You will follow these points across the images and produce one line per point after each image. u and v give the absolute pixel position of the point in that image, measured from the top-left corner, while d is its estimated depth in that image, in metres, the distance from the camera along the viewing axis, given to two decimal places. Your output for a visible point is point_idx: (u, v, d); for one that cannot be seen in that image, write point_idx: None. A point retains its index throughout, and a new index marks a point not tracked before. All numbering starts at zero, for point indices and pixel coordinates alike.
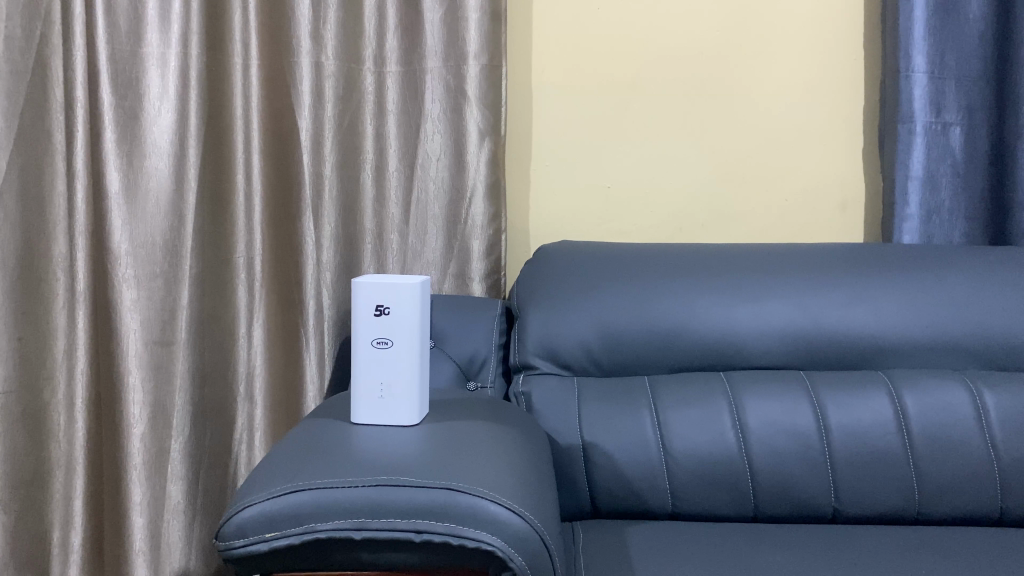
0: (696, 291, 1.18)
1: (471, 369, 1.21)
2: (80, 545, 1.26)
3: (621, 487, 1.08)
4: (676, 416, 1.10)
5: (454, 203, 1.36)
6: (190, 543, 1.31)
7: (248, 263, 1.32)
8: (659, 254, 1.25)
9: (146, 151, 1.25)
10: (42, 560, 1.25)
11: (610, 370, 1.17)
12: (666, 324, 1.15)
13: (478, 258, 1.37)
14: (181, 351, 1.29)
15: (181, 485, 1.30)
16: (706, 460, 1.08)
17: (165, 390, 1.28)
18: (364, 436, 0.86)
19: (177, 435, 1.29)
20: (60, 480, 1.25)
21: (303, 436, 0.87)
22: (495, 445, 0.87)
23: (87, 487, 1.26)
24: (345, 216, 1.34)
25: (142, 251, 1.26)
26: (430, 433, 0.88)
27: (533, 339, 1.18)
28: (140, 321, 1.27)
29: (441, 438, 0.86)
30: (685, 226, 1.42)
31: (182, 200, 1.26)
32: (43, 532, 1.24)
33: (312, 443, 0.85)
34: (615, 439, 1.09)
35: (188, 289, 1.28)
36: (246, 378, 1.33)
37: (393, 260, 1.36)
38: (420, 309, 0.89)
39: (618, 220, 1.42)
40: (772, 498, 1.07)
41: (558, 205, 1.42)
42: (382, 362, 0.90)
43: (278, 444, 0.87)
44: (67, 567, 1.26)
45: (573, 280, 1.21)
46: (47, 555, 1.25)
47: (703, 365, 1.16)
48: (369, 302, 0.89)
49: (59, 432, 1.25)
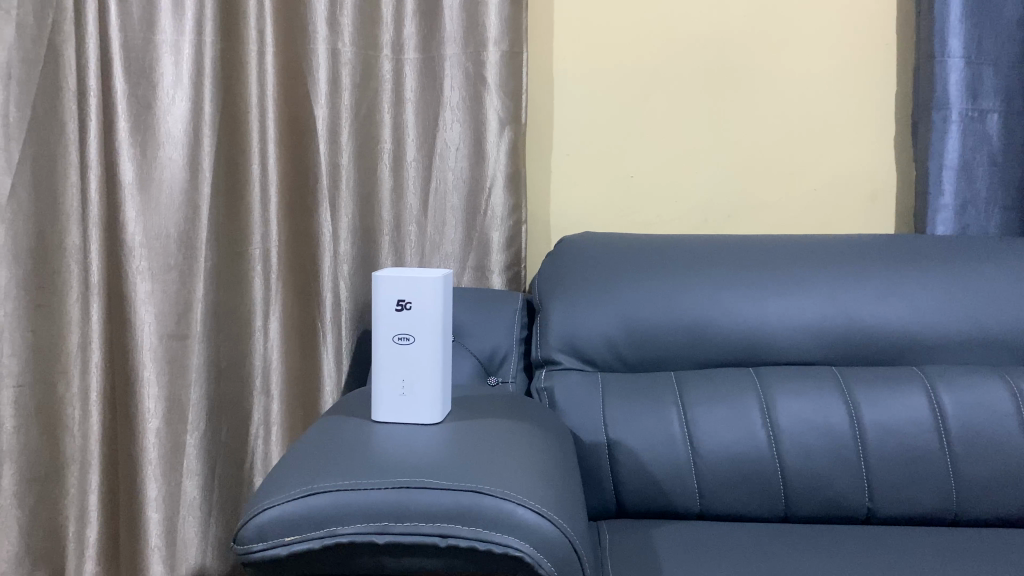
0: (724, 284, 1.14)
1: (491, 365, 1.18)
2: (95, 541, 1.25)
3: (648, 486, 1.05)
4: (704, 414, 1.07)
5: (473, 194, 1.33)
6: (206, 539, 1.31)
7: (264, 252, 1.30)
8: (685, 247, 1.21)
9: (160, 142, 1.23)
10: (57, 558, 1.23)
11: (634, 365, 1.14)
12: (692, 318, 1.12)
13: (498, 249, 1.34)
14: (196, 343, 1.27)
15: (196, 481, 1.28)
16: (736, 459, 1.05)
17: (180, 384, 1.27)
18: (385, 434, 0.83)
19: (192, 430, 1.28)
20: (75, 475, 1.24)
21: (322, 434, 0.85)
22: (520, 445, 0.84)
23: (102, 481, 1.25)
24: (362, 208, 1.31)
25: (156, 243, 1.24)
26: (452, 431, 0.85)
27: (555, 334, 1.15)
28: (156, 314, 1.25)
29: (465, 438, 0.84)
30: (710, 217, 1.39)
31: (196, 190, 1.24)
32: (58, 529, 1.23)
33: (330, 443, 0.82)
34: (641, 436, 1.06)
35: (203, 281, 1.27)
36: (262, 372, 1.32)
37: (412, 252, 1.34)
38: (442, 303, 0.85)
39: (640, 211, 1.39)
40: (804, 499, 1.04)
41: (580, 195, 1.39)
42: (403, 359, 0.86)
43: (293, 446, 0.84)
44: (82, 563, 1.24)
45: (596, 273, 1.17)
46: (63, 551, 1.23)
47: (731, 360, 1.13)
48: (389, 297, 0.84)
49: (74, 426, 1.23)
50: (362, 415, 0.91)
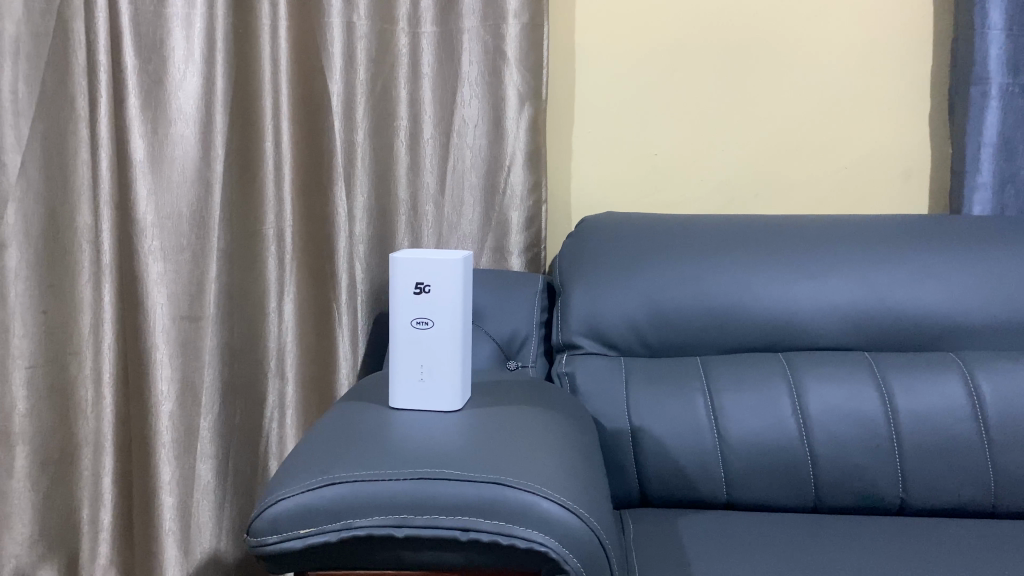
0: (752, 266, 1.10)
1: (510, 348, 1.15)
2: (109, 523, 1.24)
3: (673, 475, 1.02)
4: (731, 401, 1.04)
5: (492, 172, 1.30)
6: (220, 524, 1.30)
7: (278, 233, 1.27)
8: (712, 228, 1.17)
9: (171, 118, 1.19)
10: (72, 539, 1.23)
11: (659, 350, 1.10)
12: (719, 302, 1.08)
13: (516, 230, 1.31)
14: (209, 325, 1.25)
15: (210, 464, 1.27)
16: (765, 447, 1.01)
17: (193, 366, 1.25)
18: (402, 423, 0.80)
19: (206, 413, 1.26)
20: (87, 458, 1.23)
21: (338, 421, 0.82)
22: (543, 435, 0.81)
23: (117, 464, 1.24)
24: (377, 187, 1.28)
25: (168, 222, 1.21)
26: (473, 418, 0.82)
27: (577, 317, 1.11)
28: (169, 293, 1.23)
29: (486, 426, 0.81)
30: (737, 197, 1.35)
31: (209, 168, 1.21)
32: (71, 510, 1.22)
33: (346, 431, 0.79)
34: (666, 423, 1.03)
35: (216, 262, 1.24)
36: (276, 354, 1.30)
37: (429, 233, 1.31)
38: (462, 287, 0.81)
39: (664, 190, 1.35)
40: (835, 489, 1.00)
41: (602, 174, 1.35)
42: (421, 345, 0.82)
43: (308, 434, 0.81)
44: (96, 546, 1.24)
45: (619, 255, 1.14)
46: (77, 534, 1.23)
47: (759, 345, 1.09)
48: (407, 280, 0.81)
49: (87, 407, 1.22)
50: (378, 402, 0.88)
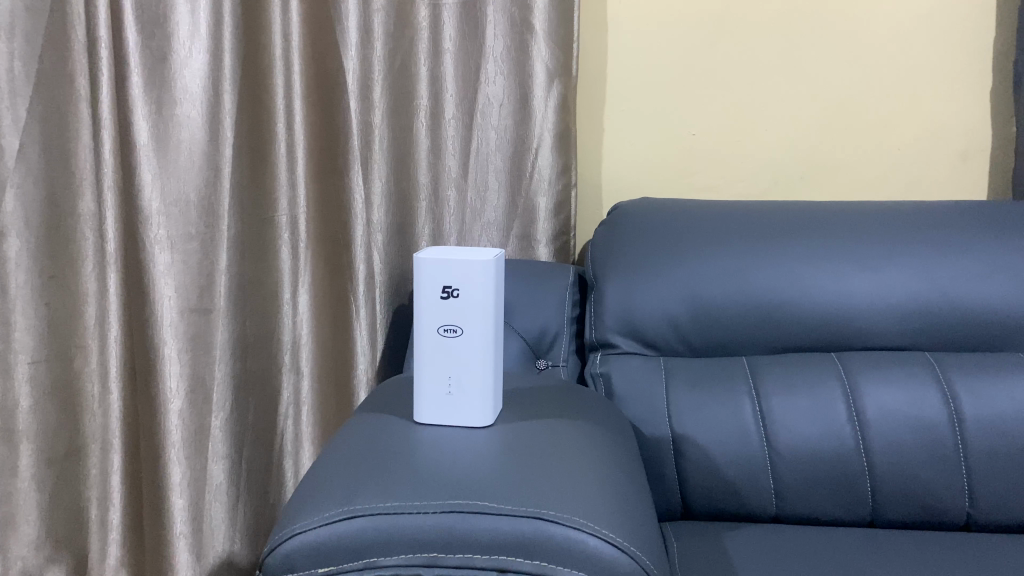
0: (802, 258, 1.02)
1: (540, 347, 1.07)
2: (119, 522, 1.16)
3: (718, 485, 0.94)
4: (781, 405, 0.96)
5: (517, 155, 1.23)
6: (234, 526, 1.24)
7: (292, 220, 1.21)
8: (757, 215, 1.08)
9: (176, 97, 1.08)
10: (80, 542, 1.15)
11: (701, 349, 1.02)
12: (766, 296, 1.00)
13: (544, 217, 1.24)
14: (221, 318, 1.16)
15: (224, 464, 1.20)
16: (817, 456, 0.94)
17: (205, 363, 1.16)
18: (429, 439, 0.73)
19: (218, 412, 1.18)
20: (95, 456, 1.14)
21: (359, 436, 0.75)
22: (583, 453, 0.74)
23: (125, 462, 1.15)
24: (396, 170, 1.18)
25: (174, 209, 1.10)
26: (507, 435, 0.75)
27: (612, 313, 1.03)
28: (179, 287, 1.12)
29: (522, 444, 0.73)
30: (781, 179, 1.26)
31: (218, 152, 1.12)
32: (79, 509, 1.14)
33: (368, 448, 0.73)
34: (710, 429, 0.96)
35: (226, 250, 1.15)
36: (291, 348, 1.25)
37: (452, 219, 1.22)
38: (494, 291, 0.73)
39: (701, 173, 1.26)
40: (894, 503, 0.93)
41: (634, 155, 1.26)
42: (449, 354, 0.74)
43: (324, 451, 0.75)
44: (106, 546, 1.16)
45: (658, 246, 1.05)
46: (86, 534, 1.15)
47: (809, 343, 1.01)
48: (434, 282, 0.73)
49: (93, 403, 1.12)
50: (400, 416, 0.81)
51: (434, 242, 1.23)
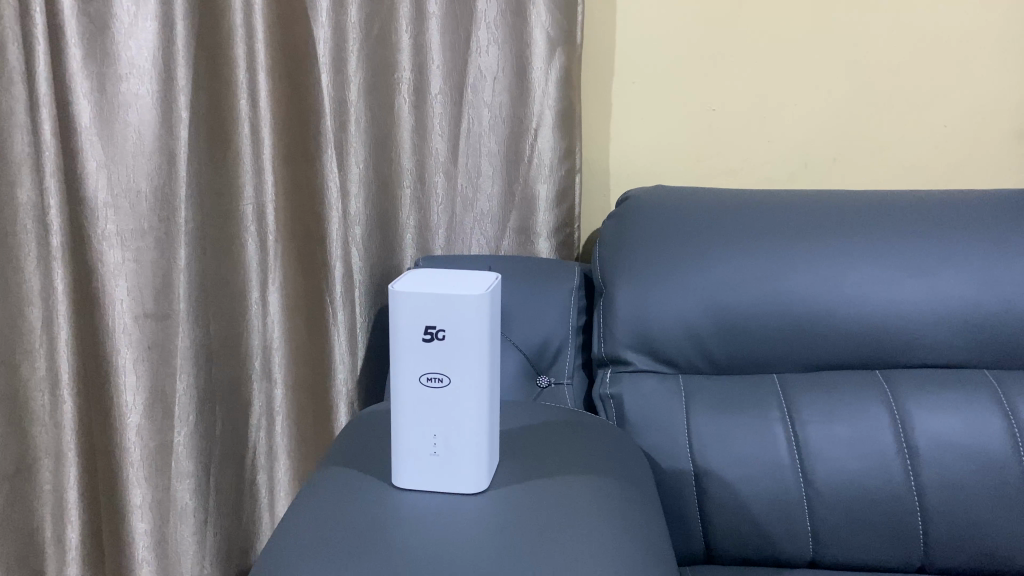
0: (847, 261, 0.87)
1: (542, 362, 0.95)
2: (78, 540, 1.04)
3: (746, 527, 0.83)
4: (820, 436, 0.83)
5: (515, 136, 1.08)
6: (203, 550, 1.11)
7: (258, 210, 1.05)
8: (793, 206, 0.92)
9: (120, 72, 0.92)
10: (34, 562, 1.02)
11: (726, 366, 0.89)
12: (802, 305, 0.86)
13: (545, 208, 1.10)
14: (181, 324, 1.02)
15: (191, 482, 1.08)
16: (862, 493, 0.82)
17: (165, 375, 1.03)
18: (412, 517, 0.61)
19: (180, 426, 1.05)
20: (47, 471, 1.00)
21: (329, 503, 0.63)
22: (596, 529, 0.61)
23: (82, 477, 1.03)
24: (377, 154, 1.04)
25: (122, 200, 0.96)
26: (506, 504, 0.63)
27: (623, 326, 0.90)
28: (134, 287, 0.99)
29: (528, 518, 0.62)
30: (811, 162, 1.11)
31: (172, 136, 0.95)
32: (33, 531, 1.01)
33: (336, 528, 0.60)
34: (738, 462, 0.83)
35: (186, 245, 1.00)
36: (261, 353, 1.11)
37: (440, 210, 1.09)
38: (488, 331, 0.60)
39: (722, 153, 1.11)
40: (951, 548, 0.81)
41: (644, 136, 1.11)
42: (434, 406, 0.61)
43: (285, 525, 0.62)
44: (64, 568, 1.04)
45: (676, 246, 0.91)
46: (40, 556, 1.02)
47: (850, 360, 0.88)
48: (415, 321, 0.59)
49: (43, 415, 0.98)
50: (378, 474, 0.68)
51: (420, 234, 1.10)
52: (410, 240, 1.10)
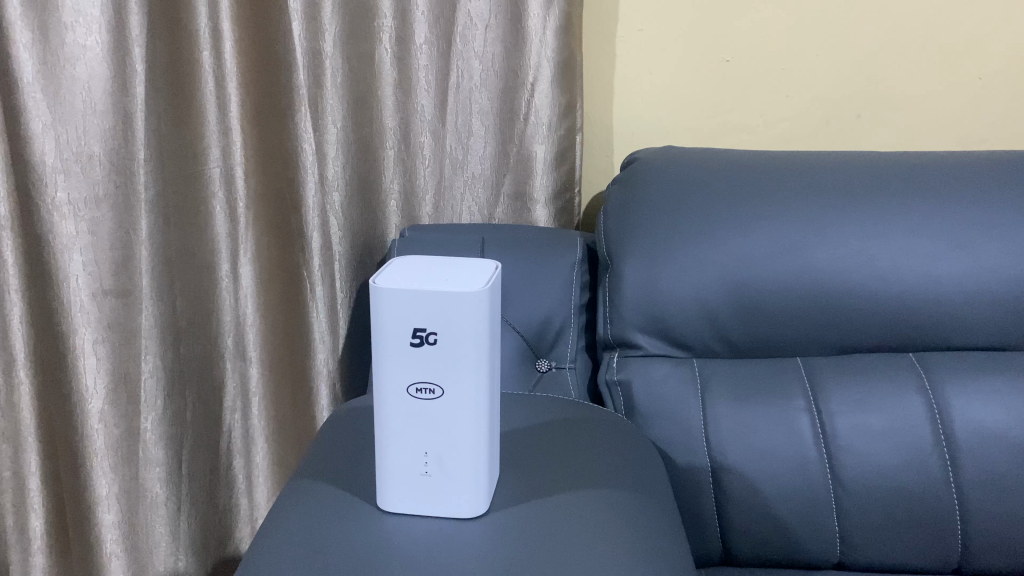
0: (882, 234, 0.78)
1: (542, 344, 0.86)
2: (42, 530, 0.98)
3: (767, 529, 0.76)
4: (850, 427, 0.76)
5: (509, 93, 0.96)
6: (177, 540, 1.03)
7: (226, 175, 0.93)
8: (821, 169, 0.83)
9: (65, 20, 0.81)
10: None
11: (744, 349, 0.81)
12: (830, 283, 0.78)
13: (542, 171, 0.99)
14: (146, 302, 0.91)
15: (162, 470, 0.99)
16: (895, 491, 0.75)
17: (129, 358, 0.92)
18: (403, 546, 0.53)
19: (148, 411, 0.96)
20: (5, 457, 0.94)
21: (312, 527, 0.56)
22: (611, 562, 0.54)
23: (45, 463, 0.96)
24: (356, 112, 0.93)
25: (73, 164, 0.85)
26: (509, 530, 0.56)
27: (632, 306, 0.81)
28: (91, 262, 0.88)
29: (535, 550, 0.54)
30: (834, 118, 1.02)
31: (127, 93, 0.84)
32: None
33: (317, 563, 0.53)
34: (759, 458, 0.76)
35: (147, 215, 0.89)
36: (233, 329, 0.99)
37: (428, 173, 0.99)
38: (487, 333, 0.51)
39: (737, 109, 1.02)
40: (991, 550, 0.74)
41: (652, 89, 1.01)
42: (424, 420, 0.53)
43: (257, 555, 0.55)
44: (28, 555, 0.99)
45: (690, 214, 0.81)
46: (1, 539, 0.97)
47: (883, 342, 0.79)
48: (401, 322, 0.50)
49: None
50: (362, 492, 0.60)
51: (406, 200, 1.00)
52: (394, 206, 1.00)
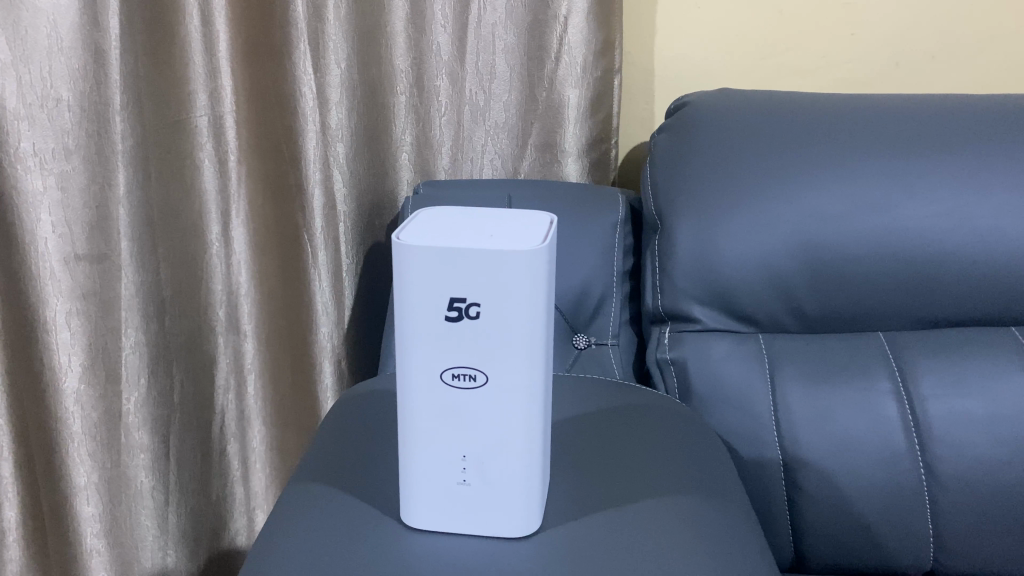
0: (984, 187, 0.66)
1: (579, 319, 0.75)
2: (15, 522, 0.81)
3: (850, 533, 0.66)
4: (945, 414, 0.65)
5: (537, 28, 0.84)
6: (166, 534, 0.89)
7: (216, 123, 0.80)
8: (911, 112, 0.70)
9: None
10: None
11: (816, 323, 0.70)
12: (921, 245, 0.66)
13: (573, 120, 0.87)
14: (124, 267, 0.76)
15: (148, 457, 0.84)
16: (1001, 489, 0.64)
17: (107, 331, 0.77)
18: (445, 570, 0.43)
19: (131, 390, 0.81)
20: None
21: (328, 536, 0.47)
22: None
23: (17, 449, 0.79)
24: (363, 51, 0.81)
25: (37, 110, 0.68)
26: (572, 549, 0.45)
27: (686, 273, 0.70)
28: (61, 223, 0.72)
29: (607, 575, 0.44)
30: (904, 60, 0.90)
31: (99, 27, 0.68)
32: None
33: None
34: (839, 449, 0.66)
35: (124, 169, 0.74)
36: (225, 301, 0.88)
37: (444, 122, 0.87)
38: (543, 303, 0.40)
39: (793, 50, 0.90)
40: None
41: (698, 27, 0.89)
42: (462, 414, 0.42)
43: None
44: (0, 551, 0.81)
45: (754, 164, 0.69)
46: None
47: (979, 313, 0.68)
48: (433, 288, 0.39)
49: None
50: (381, 504, 0.49)
51: (418, 154, 0.88)
52: (406, 159, 0.88)
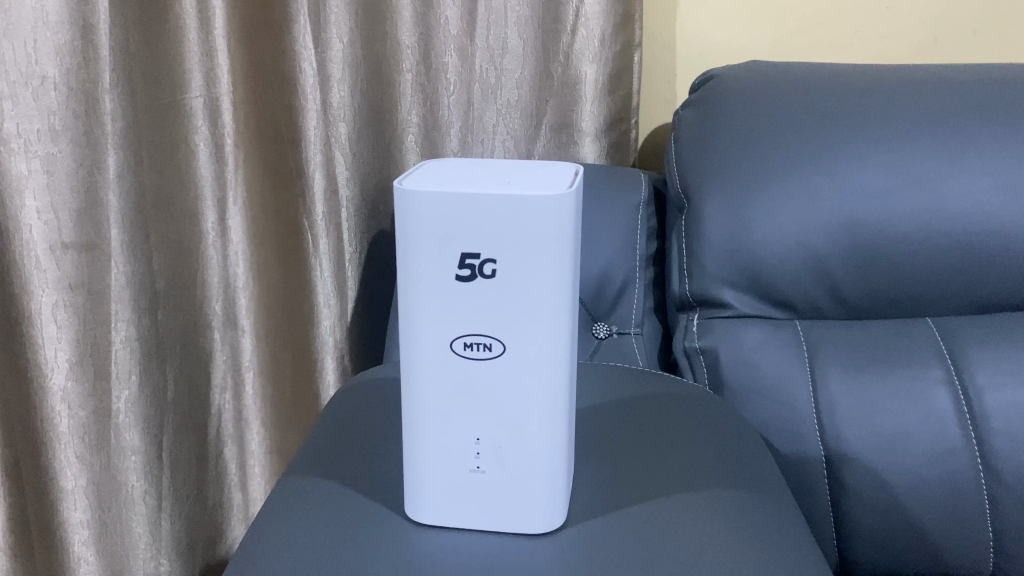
0: None
1: (600, 307, 0.70)
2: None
3: (902, 533, 0.61)
4: (1006, 406, 0.60)
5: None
6: (159, 545, 0.83)
7: (212, 103, 0.75)
8: (964, 80, 0.65)
9: None
10: None
11: (858, 307, 0.64)
12: (976, 222, 0.61)
13: (592, 98, 0.83)
14: (114, 257, 0.70)
15: (140, 460, 0.78)
16: None
17: (96, 325, 0.71)
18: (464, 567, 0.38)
19: (122, 389, 0.75)
20: None
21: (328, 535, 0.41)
22: None
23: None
24: (368, 24, 0.75)
25: (21, 88, 0.62)
26: (610, 544, 0.40)
27: (716, 254, 0.64)
28: (46, 209, 0.66)
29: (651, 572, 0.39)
30: (943, 33, 0.84)
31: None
32: None
33: None
34: (889, 444, 0.60)
35: (114, 150, 0.68)
36: (222, 294, 0.83)
37: (452, 101, 0.80)
38: (569, 261, 0.35)
39: (826, 24, 0.84)
40: None
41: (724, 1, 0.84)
42: (477, 390, 0.37)
43: None
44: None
45: (790, 135, 0.64)
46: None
47: None
48: (442, 240, 0.34)
49: None
50: (386, 497, 0.44)
51: (425, 133, 0.81)
52: (412, 141, 0.81)
